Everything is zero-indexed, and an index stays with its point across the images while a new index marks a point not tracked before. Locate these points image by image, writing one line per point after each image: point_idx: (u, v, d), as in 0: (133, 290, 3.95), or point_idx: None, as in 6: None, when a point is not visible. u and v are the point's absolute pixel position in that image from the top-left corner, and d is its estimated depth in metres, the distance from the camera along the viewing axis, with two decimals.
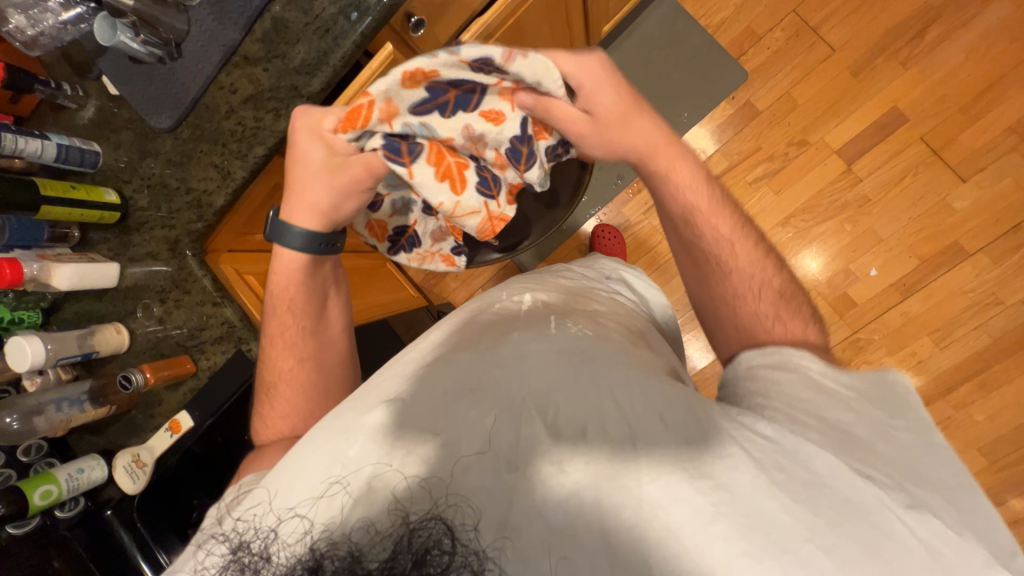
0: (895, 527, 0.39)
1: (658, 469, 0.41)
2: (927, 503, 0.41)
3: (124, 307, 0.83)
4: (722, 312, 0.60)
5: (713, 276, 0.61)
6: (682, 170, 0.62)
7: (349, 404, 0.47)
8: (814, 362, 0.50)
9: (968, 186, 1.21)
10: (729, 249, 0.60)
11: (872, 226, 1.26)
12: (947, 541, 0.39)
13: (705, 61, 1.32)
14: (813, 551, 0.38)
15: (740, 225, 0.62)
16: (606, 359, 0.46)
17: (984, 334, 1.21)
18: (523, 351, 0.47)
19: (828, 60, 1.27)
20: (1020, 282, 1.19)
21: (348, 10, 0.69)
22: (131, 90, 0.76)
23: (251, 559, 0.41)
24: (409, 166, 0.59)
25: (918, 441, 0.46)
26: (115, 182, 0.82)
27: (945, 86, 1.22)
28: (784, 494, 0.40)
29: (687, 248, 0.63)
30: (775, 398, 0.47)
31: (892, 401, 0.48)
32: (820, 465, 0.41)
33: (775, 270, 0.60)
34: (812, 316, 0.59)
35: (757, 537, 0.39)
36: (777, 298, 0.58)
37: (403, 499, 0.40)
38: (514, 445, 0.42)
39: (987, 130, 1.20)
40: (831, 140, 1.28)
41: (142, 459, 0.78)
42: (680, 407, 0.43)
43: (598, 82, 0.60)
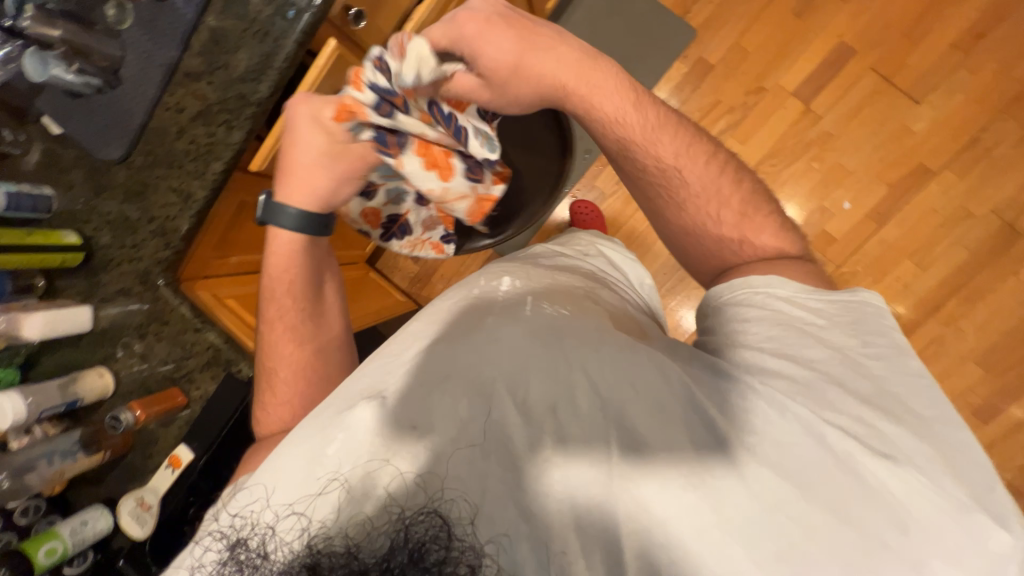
0: (865, 478, 0.40)
1: (630, 440, 0.41)
2: (904, 453, 0.40)
3: (104, 350, 0.81)
4: (688, 241, 0.58)
5: (668, 210, 0.57)
6: (608, 98, 0.55)
7: (332, 402, 0.45)
8: (784, 292, 0.49)
9: (923, 107, 1.24)
10: (678, 177, 0.55)
11: (839, 160, 1.28)
12: (926, 495, 0.39)
13: (652, 24, 1.33)
14: (782, 520, 0.39)
15: (686, 150, 0.55)
16: (576, 336, 0.45)
17: (961, 248, 1.24)
18: (496, 334, 0.45)
19: (772, 6, 1.29)
20: (987, 193, 1.22)
21: (284, 9, 0.68)
22: (73, 126, 0.74)
23: (247, 556, 0.38)
24: (398, 158, 0.61)
25: (901, 362, 0.45)
26: (73, 224, 0.79)
27: (886, 13, 1.24)
28: (754, 458, 0.40)
29: (638, 187, 0.59)
30: (747, 339, 0.47)
31: (867, 325, 0.47)
32: (792, 424, 0.41)
33: (731, 186, 0.56)
34: (779, 223, 0.57)
35: (726, 510, 0.39)
36: (738, 217, 0.55)
37: (399, 496, 0.38)
38: (486, 431, 0.41)
39: (933, 50, 1.23)
40: (786, 83, 1.30)
41: (147, 501, 0.76)
42: (659, 373, 0.44)
43: (485, 33, 0.53)
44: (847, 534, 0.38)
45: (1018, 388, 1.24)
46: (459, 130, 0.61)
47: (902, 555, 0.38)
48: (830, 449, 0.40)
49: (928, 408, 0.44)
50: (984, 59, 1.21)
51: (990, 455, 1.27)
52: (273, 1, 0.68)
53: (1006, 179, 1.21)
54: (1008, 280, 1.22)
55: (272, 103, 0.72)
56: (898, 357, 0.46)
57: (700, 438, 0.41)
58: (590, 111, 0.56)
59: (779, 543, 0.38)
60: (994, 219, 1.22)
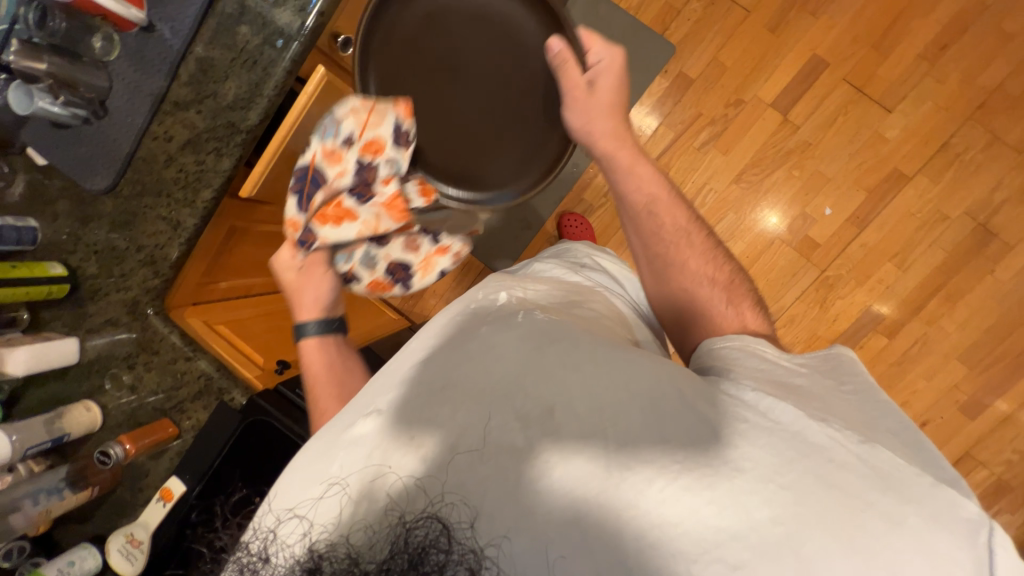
0: (847, 457, 0.41)
1: (630, 435, 0.40)
2: (877, 439, 0.43)
3: (91, 382, 0.79)
4: (680, 297, 0.62)
5: (672, 262, 0.63)
6: (643, 170, 0.67)
7: (336, 417, 0.46)
8: (767, 347, 0.52)
9: (895, 115, 1.29)
10: (685, 238, 0.64)
11: (818, 167, 1.32)
12: (897, 468, 0.41)
13: (632, 41, 1.37)
14: (774, 490, 0.38)
15: (688, 225, 0.65)
16: (571, 339, 0.46)
17: (939, 249, 1.28)
18: (490, 341, 0.46)
19: (746, 22, 1.33)
20: (960, 196, 1.26)
21: (273, 38, 0.68)
22: (59, 157, 0.73)
23: (250, 559, 0.41)
24: (317, 238, 0.71)
25: (873, 395, 0.49)
26: (59, 255, 0.78)
27: (855, 27, 1.30)
28: (745, 440, 0.41)
29: (644, 238, 0.65)
30: (741, 366, 0.50)
31: (840, 369, 0.52)
32: (782, 413, 0.43)
33: (724, 261, 0.64)
34: (756, 302, 0.63)
35: (720, 486, 0.38)
36: (727, 284, 0.62)
37: (398, 501, 0.39)
38: (484, 436, 0.41)
39: (902, 61, 1.28)
40: (764, 95, 1.34)
41: (137, 537, 0.74)
42: (650, 369, 0.44)
43: (610, 67, 0.69)
44: (837, 504, 0.38)
45: (1000, 383, 1.27)
46: (367, 166, 0.71)
47: (884, 515, 0.38)
48: (812, 429, 0.42)
49: (884, 412, 0.48)
50: (950, 68, 1.26)
51: (978, 451, 1.30)
52: (262, 31, 0.68)
53: (977, 181, 1.26)
54: (985, 278, 1.26)
55: (262, 130, 0.72)
56: (861, 383, 0.51)
57: (694, 431, 0.41)
58: (632, 172, 0.67)
59: (772, 514, 0.37)
60: (968, 220, 1.26)
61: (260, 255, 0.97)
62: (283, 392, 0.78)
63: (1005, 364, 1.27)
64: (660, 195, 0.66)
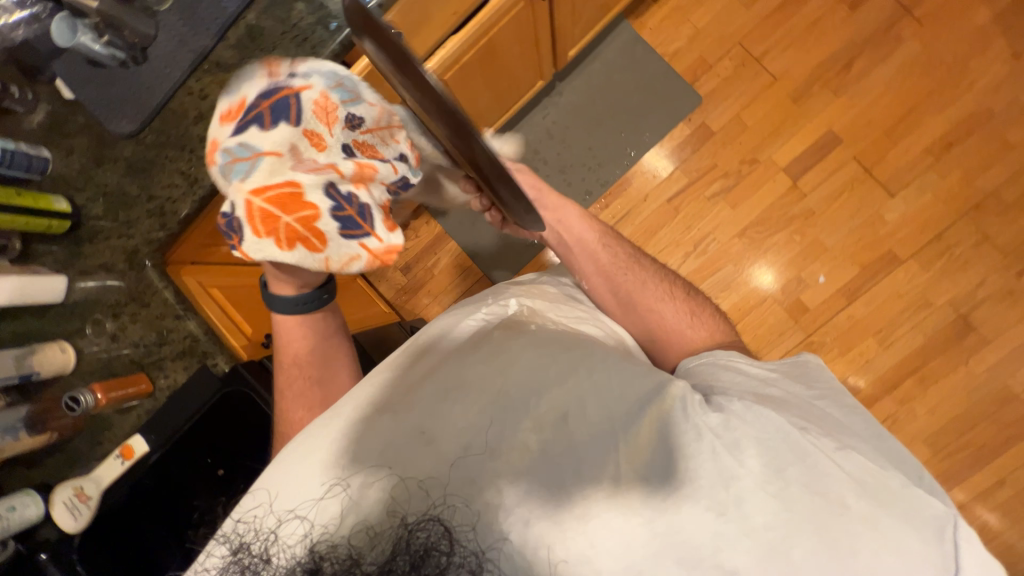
0: (831, 466, 0.43)
1: (639, 450, 0.43)
2: (853, 445, 0.46)
3: (71, 324, 0.77)
4: (649, 321, 0.63)
5: (631, 305, 0.64)
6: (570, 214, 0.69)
7: (341, 405, 0.47)
8: (740, 357, 0.55)
9: (897, 200, 1.35)
10: (633, 272, 0.66)
11: (818, 236, 1.37)
12: (874, 473, 0.44)
13: (661, 86, 1.43)
14: (764, 496, 0.41)
15: (632, 254, 0.68)
16: (581, 351, 0.49)
17: (919, 333, 1.33)
18: (503, 349, 0.48)
19: (772, 87, 1.40)
20: (946, 286, 1.32)
21: (327, 20, 0.70)
22: (89, 95, 0.73)
23: (251, 561, 0.39)
24: (242, 247, 0.55)
25: (839, 399, 0.52)
26: (65, 190, 0.76)
27: (872, 111, 1.36)
28: (738, 452, 0.43)
29: (608, 282, 0.65)
30: (721, 382, 0.52)
31: (810, 375, 0.55)
32: (767, 424, 0.45)
33: (672, 285, 0.67)
34: (719, 318, 0.65)
35: (716, 493, 0.41)
36: (685, 309, 0.64)
37: (401, 501, 0.40)
38: (496, 438, 0.42)
39: (910, 151, 1.35)
40: (778, 158, 1.39)
41: (85, 492, 0.72)
42: (654, 393, 0.46)
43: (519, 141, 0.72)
44: (822, 511, 0.41)
45: (961, 472, 1.31)
46: (344, 200, 0.58)
47: (863, 518, 0.41)
48: (798, 438, 0.44)
49: (857, 415, 0.50)
50: (953, 165, 1.33)
51: None
52: (317, 11, 0.70)
53: (963, 276, 1.32)
54: (958, 368, 1.31)
55: None
56: (829, 389, 0.54)
57: (698, 450, 0.43)
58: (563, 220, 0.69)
59: (766, 520, 0.40)
60: (950, 309, 1.32)
61: None
62: (267, 367, 0.79)
63: (967, 455, 1.30)
64: (603, 232, 0.69)
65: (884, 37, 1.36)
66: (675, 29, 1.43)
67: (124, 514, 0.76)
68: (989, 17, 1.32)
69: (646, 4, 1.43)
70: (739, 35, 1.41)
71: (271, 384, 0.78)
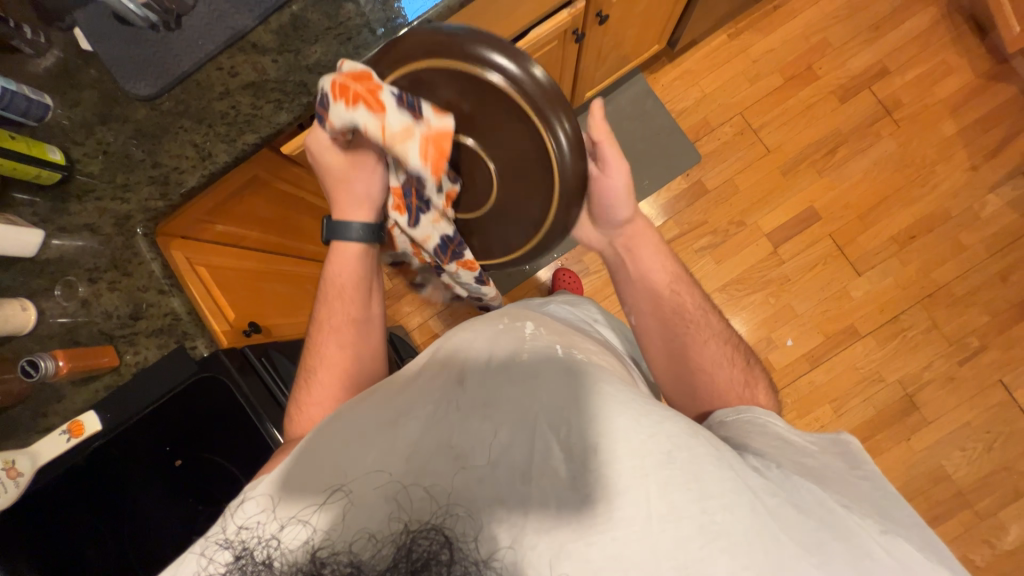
0: (874, 548, 0.43)
1: (670, 487, 0.42)
2: (899, 530, 0.46)
3: (39, 282, 0.71)
4: (695, 380, 0.65)
5: (687, 351, 0.67)
6: (644, 253, 0.73)
7: (369, 412, 0.51)
8: (779, 420, 0.57)
9: (862, 279, 1.46)
10: (696, 323, 0.68)
11: (791, 301, 1.46)
12: (921, 564, 0.43)
13: (666, 140, 1.51)
14: (809, 567, 0.41)
15: (703, 306, 0.71)
16: (610, 382, 0.51)
17: (870, 406, 1.42)
18: (534, 372, 0.52)
19: (765, 158, 1.50)
20: (897, 365, 1.43)
21: (375, 24, 0.71)
22: (109, 51, 0.71)
23: (252, 566, 0.40)
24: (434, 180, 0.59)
25: (880, 483, 0.52)
26: (61, 141, 0.72)
27: (848, 195, 1.49)
28: (777, 518, 0.43)
29: (664, 326, 0.69)
30: (754, 442, 0.54)
31: (849, 456, 0.54)
32: (803, 493, 0.47)
33: (736, 345, 0.69)
34: (770, 387, 0.67)
35: (757, 555, 0.40)
36: (743, 373, 0.66)
37: (406, 509, 0.41)
38: (524, 457, 0.44)
39: (877, 236, 1.47)
40: (762, 224, 1.49)
41: (17, 468, 0.64)
42: (683, 439, 0.45)
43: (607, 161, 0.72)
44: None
45: None
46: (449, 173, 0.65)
47: None
48: (838, 516, 0.45)
49: (899, 502, 0.50)
50: (913, 256, 1.46)
51: None
52: (367, 14, 0.71)
53: (913, 357, 1.43)
54: (901, 443, 1.40)
55: None
56: (870, 471, 0.53)
57: (727, 500, 0.43)
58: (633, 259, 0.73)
59: None
60: (899, 387, 1.42)
61: (270, 211, 0.94)
62: (248, 357, 0.77)
63: None
64: (677, 278, 0.72)
65: (865, 131, 1.50)
66: (685, 90, 1.52)
67: (65, 507, 0.71)
68: (955, 130, 1.48)
69: (662, 62, 1.52)
70: (741, 106, 1.51)
71: (249, 372, 0.76)
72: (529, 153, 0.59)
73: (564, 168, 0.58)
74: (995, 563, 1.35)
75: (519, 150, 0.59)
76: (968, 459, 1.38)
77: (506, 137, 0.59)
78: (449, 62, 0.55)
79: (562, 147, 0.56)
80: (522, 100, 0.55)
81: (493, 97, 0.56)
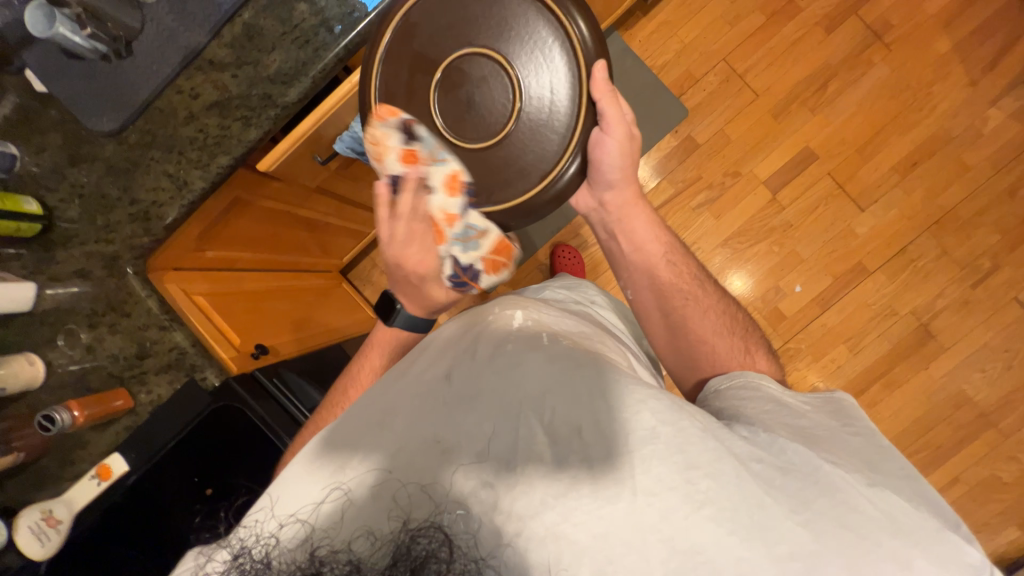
0: (858, 501, 0.43)
1: (653, 463, 0.43)
2: (886, 483, 0.45)
3: (40, 335, 0.71)
4: (695, 351, 0.65)
5: (688, 321, 0.66)
6: (636, 222, 0.70)
7: (356, 406, 0.50)
8: (772, 383, 0.56)
9: (866, 214, 1.43)
10: (692, 293, 0.68)
11: (795, 247, 1.44)
12: (909, 515, 0.43)
13: (650, 98, 1.46)
14: (792, 526, 0.42)
15: (698, 274, 0.70)
16: (597, 367, 0.50)
17: (885, 340, 1.41)
18: (517, 360, 0.49)
19: (754, 103, 1.45)
20: (909, 297, 1.41)
21: (331, 22, 0.67)
22: (65, 89, 0.68)
23: (251, 564, 0.39)
24: (450, 201, 0.59)
25: (875, 439, 0.50)
26: (35, 190, 0.71)
27: (845, 130, 1.44)
28: (764, 482, 0.43)
29: (663, 298, 0.68)
30: (746, 410, 0.52)
31: (841, 413, 0.53)
32: (793, 456, 0.46)
33: (732, 309, 0.69)
34: (766, 349, 0.67)
35: (741, 519, 0.42)
36: (739, 338, 0.65)
37: (404, 507, 0.42)
38: (513, 445, 0.44)
39: (879, 168, 1.43)
40: (758, 172, 1.45)
41: (55, 516, 0.67)
42: (668, 415, 0.45)
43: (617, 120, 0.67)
44: (849, 547, 0.41)
45: (925, 468, 1.38)
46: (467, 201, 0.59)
47: (895, 557, 0.41)
48: (824, 473, 0.44)
49: (891, 457, 0.48)
50: (916, 183, 1.42)
51: None
52: (322, 13, 0.67)
53: (925, 287, 1.41)
54: (920, 373, 1.40)
55: (297, 109, 0.70)
56: (862, 428, 0.51)
57: (714, 471, 0.43)
58: (623, 231, 0.71)
59: (790, 549, 0.41)
60: (913, 318, 1.41)
61: (258, 232, 0.92)
62: (260, 381, 0.78)
63: (925, 455, 1.39)
64: (669, 246, 0.71)
65: (857, 60, 1.43)
66: (664, 42, 1.46)
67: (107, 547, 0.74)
68: (950, 46, 1.42)
69: (636, 17, 1.46)
70: (724, 52, 1.45)
71: (260, 394, 0.76)
72: (568, 95, 0.58)
73: (604, 110, 0.58)
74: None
75: (554, 94, 0.58)
76: (988, 379, 1.38)
77: (552, 75, 0.57)
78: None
79: (608, 92, 0.58)
80: (581, 43, 0.56)
81: (557, 34, 0.57)
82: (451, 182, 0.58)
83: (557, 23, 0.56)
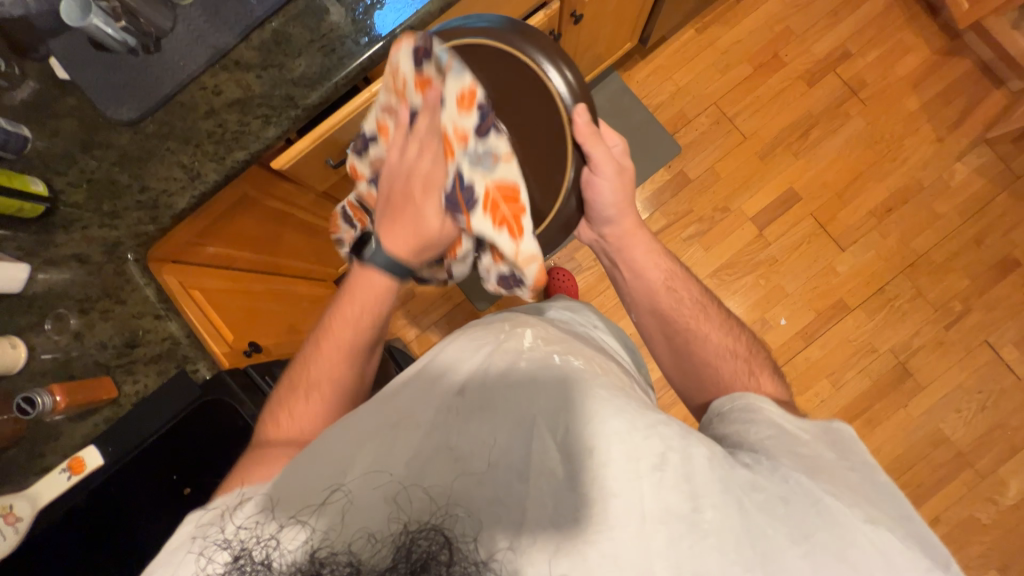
0: (857, 537, 0.43)
1: (663, 487, 0.43)
2: (884, 521, 0.45)
3: (27, 318, 0.69)
4: (701, 372, 0.67)
5: (691, 343, 0.68)
6: (635, 247, 0.74)
7: (365, 410, 0.50)
8: (774, 406, 0.57)
9: (847, 254, 1.50)
10: (693, 315, 0.70)
11: (780, 282, 1.49)
12: (906, 558, 0.43)
13: (646, 133, 1.54)
14: (793, 557, 0.42)
15: (701, 298, 0.72)
16: (606, 387, 0.51)
17: (866, 376, 1.45)
18: (530, 375, 0.51)
19: (742, 145, 1.54)
20: (888, 334, 1.46)
21: (358, 34, 0.71)
22: (88, 78, 0.70)
23: (251, 566, 0.39)
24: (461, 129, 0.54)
25: (872, 476, 0.51)
26: (43, 173, 0.70)
27: (826, 174, 1.53)
28: (767, 513, 0.44)
29: (664, 321, 0.71)
30: (750, 433, 0.54)
31: (842, 446, 0.53)
32: (794, 485, 0.46)
33: (739, 334, 0.70)
34: (773, 369, 0.67)
35: (745, 549, 0.41)
36: (745, 361, 0.66)
37: (405, 510, 0.40)
38: (524, 458, 0.44)
39: (857, 212, 1.52)
40: (746, 209, 1.52)
41: (14, 512, 0.62)
42: (677, 441, 0.46)
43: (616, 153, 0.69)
44: None
45: None
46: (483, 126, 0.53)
47: None
48: (824, 506, 0.45)
49: (886, 494, 0.49)
50: (891, 227, 1.51)
51: None
52: (348, 24, 0.71)
53: (902, 326, 1.46)
54: (900, 410, 1.43)
55: (316, 112, 0.73)
56: (863, 465, 0.52)
57: (716, 499, 0.43)
58: (623, 255, 0.75)
59: None
60: (891, 355, 1.45)
61: (261, 231, 0.92)
62: (253, 377, 0.76)
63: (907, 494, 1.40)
64: (670, 271, 0.74)
65: (835, 112, 1.55)
66: (660, 84, 1.56)
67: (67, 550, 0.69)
68: (919, 105, 1.55)
69: (635, 59, 1.56)
70: (715, 96, 1.55)
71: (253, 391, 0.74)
72: (554, 141, 0.62)
73: (592, 155, 0.62)
74: (1000, 518, 1.38)
75: (545, 140, 0.62)
76: (964, 419, 1.42)
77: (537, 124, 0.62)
78: (503, 49, 0.60)
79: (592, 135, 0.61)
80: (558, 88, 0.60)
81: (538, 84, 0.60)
82: (465, 98, 0.53)
83: (532, 71, 0.60)
